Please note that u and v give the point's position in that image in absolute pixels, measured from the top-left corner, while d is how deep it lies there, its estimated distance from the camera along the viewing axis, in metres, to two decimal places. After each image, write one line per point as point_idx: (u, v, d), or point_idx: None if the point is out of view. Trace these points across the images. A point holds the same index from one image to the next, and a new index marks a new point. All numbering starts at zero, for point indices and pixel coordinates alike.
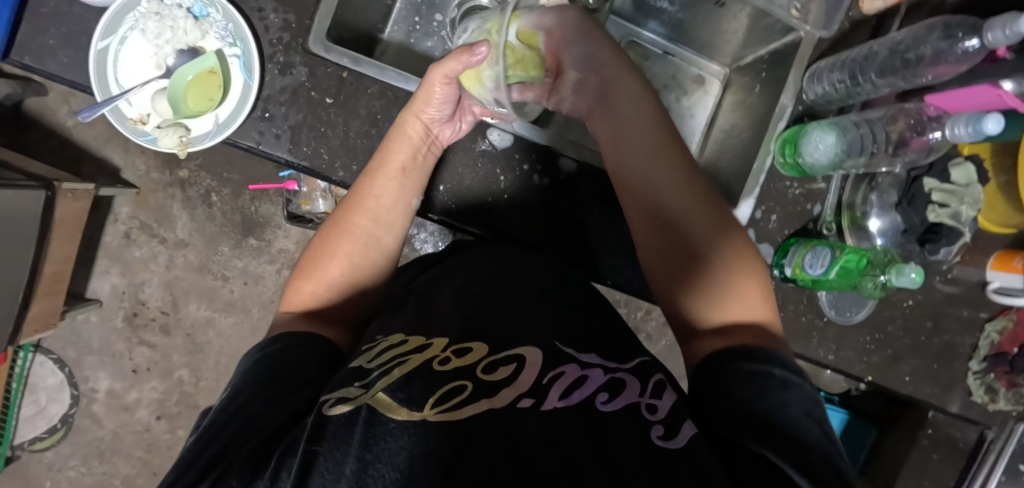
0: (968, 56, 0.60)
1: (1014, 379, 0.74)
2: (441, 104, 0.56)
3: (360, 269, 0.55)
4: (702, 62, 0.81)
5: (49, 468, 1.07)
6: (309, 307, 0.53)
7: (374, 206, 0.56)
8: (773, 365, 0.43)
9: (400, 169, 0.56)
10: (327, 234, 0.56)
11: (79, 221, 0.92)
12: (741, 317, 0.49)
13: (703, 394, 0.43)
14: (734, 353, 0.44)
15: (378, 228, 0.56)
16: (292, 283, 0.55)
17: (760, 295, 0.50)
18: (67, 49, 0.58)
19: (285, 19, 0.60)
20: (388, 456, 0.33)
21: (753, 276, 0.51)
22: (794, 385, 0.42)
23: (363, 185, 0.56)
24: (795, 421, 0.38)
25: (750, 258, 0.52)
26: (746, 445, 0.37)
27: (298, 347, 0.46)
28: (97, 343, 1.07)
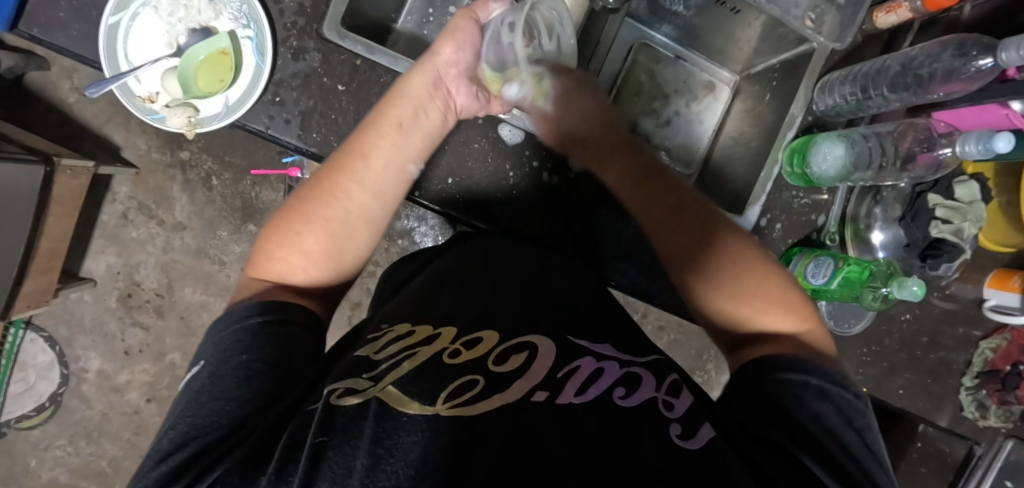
0: (981, 75, 0.60)
1: (1005, 398, 0.74)
2: (460, 44, 0.56)
3: (340, 236, 0.51)
4: (713, 69, 0.81)
5: (35, 447, 1.06)
6: (284, 275, 0.50)
7: (363, 171, 0.52)
8: (809, 374, 0.42)
9: (396, 126, 0.53)
10: (308, 193, 0.52)
11: (78, 197, 0.91)
12: (778, 324, 0.49)
13: (731, 397, 0.44)
14: (774, 363, 0.44)
15: (364, 196, 0.52)
16: (260, 247, 0.52)
17: (790, 307, 0.50)
18: (78, 22, 0.57)
19: (300, 3, 0.60)
20: (401, 450, 0.32)
21: (787, 289, 0.51)
22: (831, 395, 0.41)
23: (355, 144, 0.53)
24: (840, 432, 0.39)
25: (770, 276, 0.52)
26: (771, 438, 0.38)
27: (279, 326, 0.43)
28: (89, 321, 1.06)
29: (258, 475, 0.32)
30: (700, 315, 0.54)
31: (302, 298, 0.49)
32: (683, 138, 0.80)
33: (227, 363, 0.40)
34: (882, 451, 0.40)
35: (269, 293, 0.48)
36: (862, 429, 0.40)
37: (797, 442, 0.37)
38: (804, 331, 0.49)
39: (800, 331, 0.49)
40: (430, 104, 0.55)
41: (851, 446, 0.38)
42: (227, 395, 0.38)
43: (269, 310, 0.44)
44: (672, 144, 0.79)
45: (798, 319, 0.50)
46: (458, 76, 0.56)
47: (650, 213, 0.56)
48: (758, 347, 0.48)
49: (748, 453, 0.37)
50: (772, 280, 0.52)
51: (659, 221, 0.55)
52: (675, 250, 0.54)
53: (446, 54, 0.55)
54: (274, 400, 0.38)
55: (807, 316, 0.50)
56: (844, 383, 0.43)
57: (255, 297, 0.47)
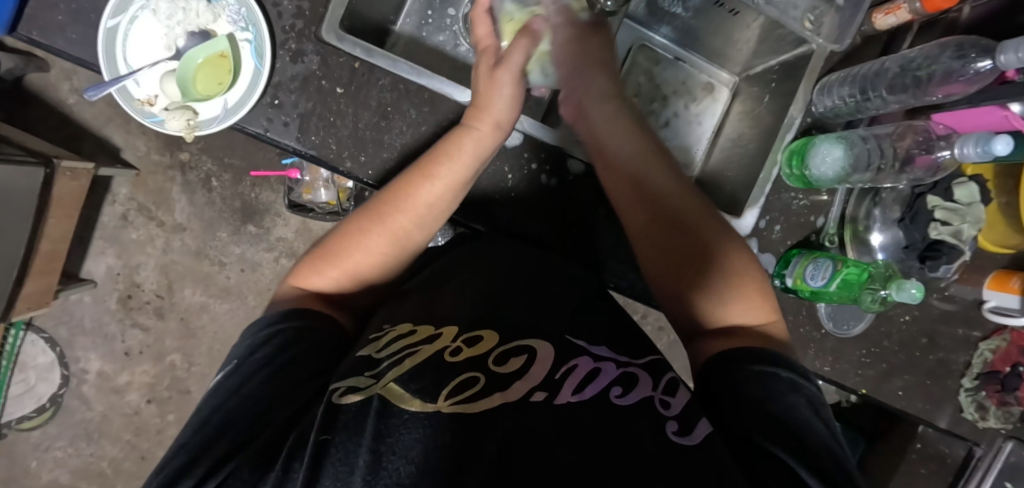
0: (980, 77, 0.60)
1: (1004, 399, 0.75)
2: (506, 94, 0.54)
3: (391, 259, 0.53)
4: (712, 70, 0.81)
5: (35, 448, 1.06)
6: (326, 291, 0.51)
7: (419, 210, 0.52)
8: (782, 367, 0.42)
9: (454, 176, 0.52)
10: (360, 223, 0.52)
11: (77, 199, 0.91)
12: (746, 317, 0.49)
13: (708, 391, 0.43)
14: (746, 355, 0.43)
15: (416, 230, 0.52)
16: (309, 260, 0.53)
17: (759, 301, 0.51)
18: (76, 25, 0.57)
19: (299, 6, 0.60)
20: (403, 448, 0.32)
21: (760, 284, 0.52)
22: (802, 388, 0.42)
23: (411, 183, 0.52)
24: (812, 426, 0.39)
25: (745, 271, 0.52)
26: (753, 438, 0.37)
27: (303, 334, 0.43)
28: (89, 322, 1.06)
29: (271, 465, 0.33)
30: (666, 305, 0.54)
31: (337, 311, 0.50)
32: (682, 139, 0.80)
33: (246, 363, 0.41)
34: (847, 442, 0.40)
35: (307, 304, 0.49)
36: (826, 419, 0.41)
37: (771, 438, 0.37)
38: (770, 324, 0.50)
39: (768, 325, 0.50)
40: (483, 150, 0.54)
41: (823, 440, 0.38)
42: (242, 394, 0.38)
43: (293, 317, 0.45)
44: (671, 145, 0.79)
45: (765, 312, 0.51)
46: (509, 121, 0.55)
47: (640, 206, 0.55)
48: (729, 338, 0.47)
49: (746, 458, 0.37)
50: (748, 276, 0.52)
51: (663, 233, 0.53)
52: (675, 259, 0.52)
53: (501, 105, 0.54)
54: (285, 401, 0.38)
55: (771, 310, 0.51)
56: (808, 376, 0.44)
57: (291, 307, 0.48)
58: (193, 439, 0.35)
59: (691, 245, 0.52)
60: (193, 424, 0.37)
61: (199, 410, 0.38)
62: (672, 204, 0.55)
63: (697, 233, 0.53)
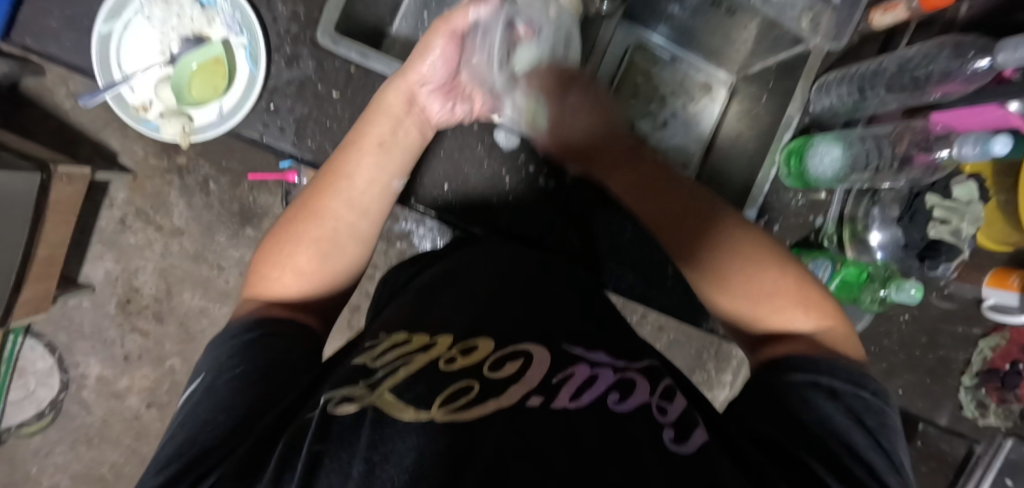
0: (976, 77, 0.58)
1: (1005, 396, 0.76)
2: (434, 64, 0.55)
3: (339, 252, 0.53)
4: (709, 69, 0.81)
5: (36, 453, 1.06)
6: (278, 297, 0.50)
7: (347, 188, 0.53)
8: (823, 375, 0.42)
9: (378, 142, 0.54)
10: (295, 219, 0.53)
11: (74, 204, 0.91)
12: (799, 322, 0.48)
13: (747, 401, 0.43)
14: (783, 365, 0.43)
15: (350, 213, 0.53)
16: (258, 270, 0.52)
17: (810, 305, 0.49)
18: (71, 32, 0.57)
19: (293, 10, 0.59)
20: (396, 457, 0.33)
21: (809, 287, 0.50)
22: (846, 396, 0.40)
23: (337, 163, 0.54)
24: (847, 432, 0.38)
25: (790, 275, 0.50)
26: (791, 448, 0.37)
27: (277, 337, 0.44)
28: (88, 327, 1.06)
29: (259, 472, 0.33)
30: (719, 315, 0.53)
31: (301, 313, 0.49)
32: (680, 140, 0.80)
33: (218, 375, 0.40)
34: (903, 451, 0.39)
35: (259, 310, 0.48)
36: (876, 427, 0.39)
37: (802, 447, 0.37)
38: (829, 325, 0.48)
39: (823, 327, 0.47)
40: (407, 122, 0.56)
41: (856, 446, 0.37)
42: (222, 404, 0.38)
43: (260, 325, 0.45)
44: (669, 145, 0.79)
45: (821, 316, 0.48)
46: (429, 93, 0.56)
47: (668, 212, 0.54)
48: (779, 345, 0.47)
49: (748, 461, 0.37)
50: (790, 275, 0.50)
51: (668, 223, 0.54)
52: (687, 254, 0.53)
53: (422, 73, 0.55)
54: (270, 406, 0.39)
55: (828, 314, 0.49)
56: (864, 382, 0.42)
57: (245, 315, 0.47)
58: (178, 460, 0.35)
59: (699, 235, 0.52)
60: (176, 440, 0.36)
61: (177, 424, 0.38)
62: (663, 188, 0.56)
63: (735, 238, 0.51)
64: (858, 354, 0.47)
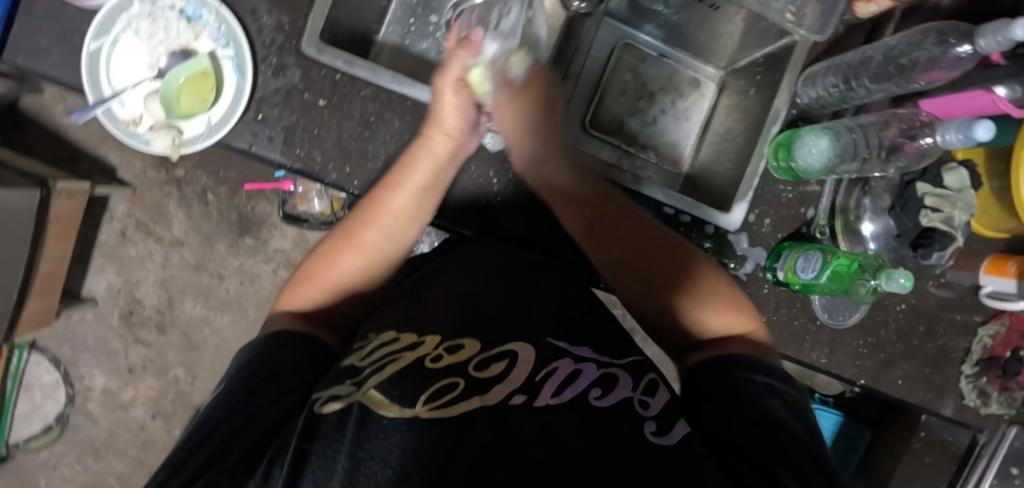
0: (962, 61, 0.59)
1: (1006, 384, 0.74)
2: (459, 110, 0.54)
3: (371, 269, 0.54)
4: (697, 65, 0.81)
5: (44, 466, 1.07)
6: (306, 310, 0.51)
7: (386, 221, 0.53)
8: (760, 373, 0.45)
9: (416, 189, 0.53)
10: (336, 244, 0.54)
11: (75, 218, 0.92)
12: (719, 326, 0.52)
13: (696, 394, 0.45)
14: (732, 364, 0.46)
15: (387, 242, 0.53)
16: (291, 285, 0.54)
17: (730, 310, 0.53)
18: (61, 49, 0.57)
19: (278, 20, 0.60)
20: (382, 452, 0.32)
21: (730, 292, 0.55)
22: (780, 391, 0.43)
23: (378, 197, 0.53)
24: (789, 424, 0.40)
25: (709, 283, 0.55)
26: (736, 442, 0.39)
27: (288, 350, 0.44)
28: (92, 340, 1.07)
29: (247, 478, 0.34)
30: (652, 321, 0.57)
31: (318, 329, 0.50)
32: (670, 137, 0.80)
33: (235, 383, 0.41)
34: (835, 449, 0.41)
35: (286, 325, 0.49)
36: (807, 420, 0.42)
37: (755, 442, 0.38)
38: (748, 332, 0.52)
39: (744, 333, 0.52)
40: (445, 165, 0.55)
41: (800, 437, 0.39)
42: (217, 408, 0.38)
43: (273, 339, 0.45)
44: (659, 142, 0.79)
45: (739, 320, 0.53)
46: (463, 134, 0.55)
47: (605, 230, 0.57)
48: (708, 349, 0.50)
49: (733, 471, 0.37)
50: (716, 287, 0.55)
51: (603, 239, 0.58)
52: (622, 265, 0.57)
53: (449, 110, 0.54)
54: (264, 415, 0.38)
55: (748, 318, 0.54)
56: (788, 376, 0.46)
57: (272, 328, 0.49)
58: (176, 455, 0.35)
59: (639, 247, 0.57)
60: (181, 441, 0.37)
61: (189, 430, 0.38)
62: (608, 207, 0.58)
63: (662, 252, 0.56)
64: (774, 352, 0.51)
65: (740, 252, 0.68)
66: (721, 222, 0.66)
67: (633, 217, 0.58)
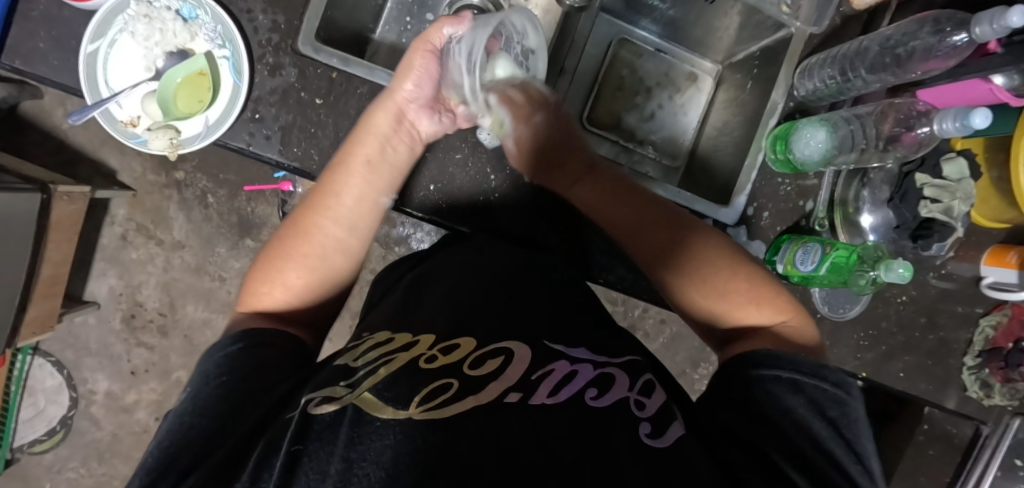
0: (957, 51, 0.58)
1: (1009, 375, 0.73)
2: (419, 79, 0.55)
3: (333, 264, 0.53)
4: (694, 60, 0.81)
5: (49, 470, 1.08)
6: (268, 309, 0.51)
7: (336, 205, 0.54)
8: (782, 368, 0.43)
9: (365, 163, 0.55)
10: (289, 235, 0.54)
11: (76, 222, 0.92)
12: (751, 316, 0.52)
13: (715, 394, 0.45)
14: (744, 362, 0.45)
15: (341, 230, 0.54)
16: (249, 285, 0.53)
17: (763, 299, 0.53)
18: (58, 52, 0.58)
19: (274, 20, 0.60)
20: (374, 453, 0.32)
21: (762, 280, 0.54)
22: (806, 387, 0.42)
23: (330, 178, 0.54)
24: (809, 424, 0.39)
25: (741, 271, 0.54)
26: (753, 442, 0.39)
27: (263, 348, 0.45)
28: (95, 344, 1.07)
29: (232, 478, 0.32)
30: (686, 313, 0.57)
31: (288, 326, 0.50)
32: (667, 132, 0.80)
33: (208, 382, 0.41)
34: (866, 442, 0.40)
35: (254, 323, 0.49)
36: (838, 419, 0.40)
37: (769, 443, 0.38)
38: (782, 322, 0.52)
39: (777, 322, 0.52)
40: (396, 140, 0.56)
41: (819, 437, 0.39)
42: (204, 410, 0.38)
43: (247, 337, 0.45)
44: (657, 137, 0.79)
45: (773, 309, 0.52)
46: (418, 110, 0.57)
47: (630, 223, 0.57)
48: (745, 342, 0.50)
49: (725, 458, 0.38)
50: (748, 276, 0.54)
51: (630, 232, 0.58)
52: (648, 257, 0.57)
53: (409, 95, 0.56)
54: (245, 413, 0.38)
55: (784, 306, 0.53)
56: (826, 370, 0.43)
57: (236, 328, 0.48)
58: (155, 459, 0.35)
59: (665, 239, 0.56)
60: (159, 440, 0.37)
61: (162, 431, 0.38)
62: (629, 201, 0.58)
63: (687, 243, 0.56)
64: (812, 342, 0.51)
65: (740, 246, 0.68)
66: (720, 215, 0.66)
67: (657, 209, 0.58)
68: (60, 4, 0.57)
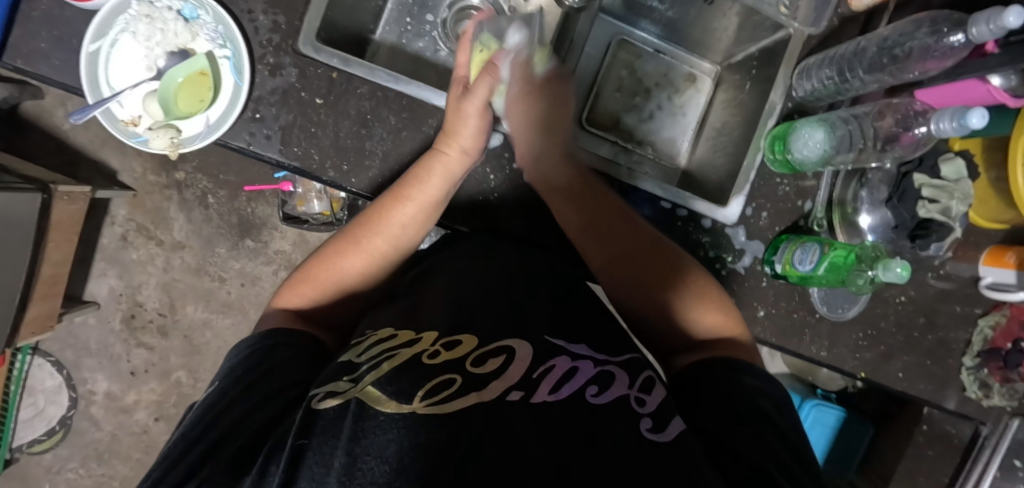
0: (955, 51, 0.58)
1: (1008, 375, 0.74)
2: (475, 130, 0.56)
3: (369, 271, 0.55)
4: (693, 61, 0.81)
5: (48, 470, 1.08)
6: (301, 308, 0.53)
7: (397, 232, 0.55)
8: (756, 377, 0.46)
9: (428, 199, 0.55)
10: (341, 246, 0.55)
11: (77, 222, 0.92)
12: (708, 329, 0.53)
13: (692, 394, 0.45)
14: (732, 366, 0.47)
15: (393, 250, 0.56)
16: (289, 284, 0.55)
17: (719, 314, 0.54)
18: (59, 52, 0.58)
19: (274, 20, 0.61)
20: (376, 448, 0.32)
21: (721, 299, 0.56)
22: (772, 395, 0.45)
23: (387, 205, 0.55)
24: (783, 428, 0.41)
25: (698, 286, 0.56)
26: (733, 443, 0.39)
27: (282, 346, 0.45)
28: (95, 344, 1.07)
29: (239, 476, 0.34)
30: (643, 324, 0.58)
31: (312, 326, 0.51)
32: (667, 133, 0.80)
33: (227, 381, 0.41)
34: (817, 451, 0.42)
35: (283, 322, 0.50)
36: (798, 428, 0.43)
37: (746, 443, 0.38)
38: (735, 338, 0.53)
39: (731, 338, 0.53)
40: (454, 176, 0.57)
41: (791, 441, 0.40)
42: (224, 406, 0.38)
43: (268, 337, 0.46)
44: (656, 138, 0.80)
45: (728, 325, 0.54)
46: (475, 150, 0.57)
47: (596, 230, 0.59)
48: (697, 353, 0.51)
49: (717, 458, 0.38)
50: (707, 291, 0.56)
51: (604, 233, 0.59)
52: (611, 264, 0.58)
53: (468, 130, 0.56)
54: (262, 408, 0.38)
55: (737, 325, 0.55)
56: (778, 383, 0.47)
57: (267, 326, 0.50)
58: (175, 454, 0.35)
59: (630, 248, 0.58)
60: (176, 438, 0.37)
61: (182, 428, 0.38)
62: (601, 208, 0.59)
63: (653, 252, 0.57)
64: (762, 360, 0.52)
65: (739, 246, 0.68)
66: (718, 215, 0.66)
67: (624, 219, 0.59)
68: (62, 5, 0.57)
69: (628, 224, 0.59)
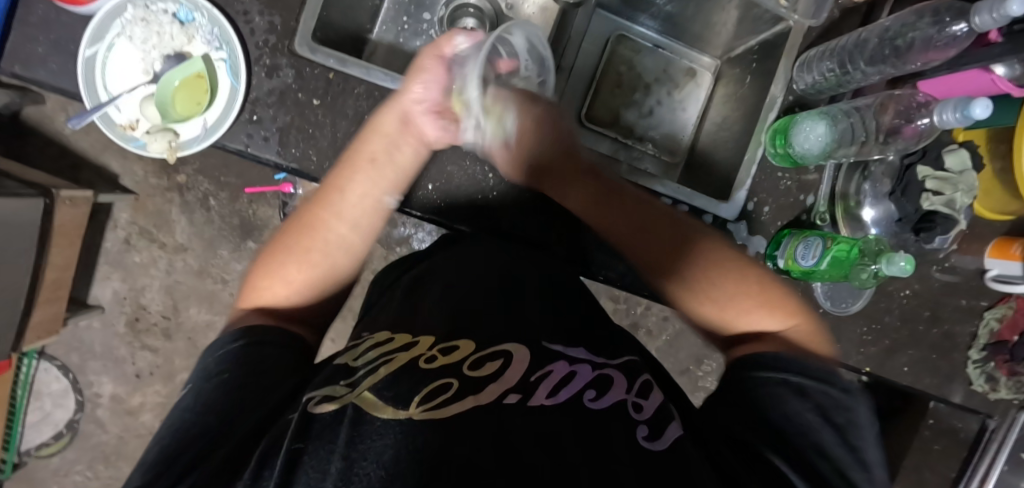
0: (957, 41, 0.57)
1: (1014, 368, 0.73)
2: (427, 82, 0.54)
3: (324, 262, 0.54)
4: (693, 55, 0.80)
5: (55, 473, 1.08)
6: (272, 305, 0.51)
7: (340, 202, 0.54)
8: (792, 373, 0.42)
9: (370, 162, 0.55)
10: (291, 232, 0.55)
11: (79, 227, 0.93)
12: (757, 322, 0.51)
13: (721, 396, 0.44)
14: (760, 361, 0.44)
15: (345, 229, 0.54)
16: (251, 280, 0.54)
17: (768, 303, 0.52)
18: (56, 56, 0.58)
19: (270, 21, 0.60)
20: (374, 453, 0.32)
21: (768, 286, 0.53)
22: (812, 392, 0.41)
23: (334, 177, 0.55)
24: (813, 429, 0.39)
25: (741, 278, 0.53)
26: (755, 446, 0.39)
27: (260, 346, 0.45)
28: (100, 347, 1.08)
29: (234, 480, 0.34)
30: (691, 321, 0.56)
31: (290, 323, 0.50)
32: (667, 128, 0.80)
33: (207, 381, 0.41)
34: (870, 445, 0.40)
35: (259, 318, 0.49)
36: (846, 425, 0.40)
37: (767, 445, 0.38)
38: (788, 326, 0.51)
39: (786, 327, 0.51)
40: (403, 142, 0.56)
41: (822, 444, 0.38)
42: (206, 406, 0.38)
43: (246, 334, 0.45)
44: (656, 134, 0.79)
45: (778, 313, 0.51)
46: (424, 112, 0.55)
47: (629, 227, 0.56)
48: (748, 345, 0.49)
49: (720, 464, 0.38)
50: (752, 281, 0.53)
51: (638, 232, 0.56)
52: (651, 262, 0.56)
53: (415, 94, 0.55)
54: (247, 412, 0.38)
55: (790, 310, 0.52)
56: (834, 373, 0.43)
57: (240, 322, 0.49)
58: (156, 456, 0.35)
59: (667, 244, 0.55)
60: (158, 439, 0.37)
61: (161, 430, 0.38)
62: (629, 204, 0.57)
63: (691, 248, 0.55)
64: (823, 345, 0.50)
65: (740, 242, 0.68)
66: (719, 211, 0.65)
67: (655, 214, 0.57)
68: (59, 10, 0.57)
69: (659, 221, 0.56)
